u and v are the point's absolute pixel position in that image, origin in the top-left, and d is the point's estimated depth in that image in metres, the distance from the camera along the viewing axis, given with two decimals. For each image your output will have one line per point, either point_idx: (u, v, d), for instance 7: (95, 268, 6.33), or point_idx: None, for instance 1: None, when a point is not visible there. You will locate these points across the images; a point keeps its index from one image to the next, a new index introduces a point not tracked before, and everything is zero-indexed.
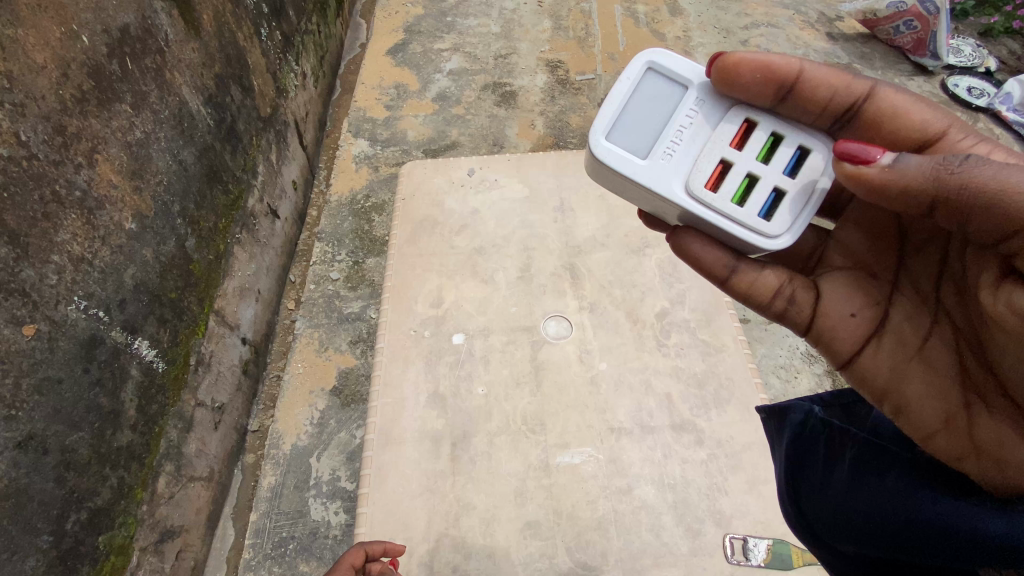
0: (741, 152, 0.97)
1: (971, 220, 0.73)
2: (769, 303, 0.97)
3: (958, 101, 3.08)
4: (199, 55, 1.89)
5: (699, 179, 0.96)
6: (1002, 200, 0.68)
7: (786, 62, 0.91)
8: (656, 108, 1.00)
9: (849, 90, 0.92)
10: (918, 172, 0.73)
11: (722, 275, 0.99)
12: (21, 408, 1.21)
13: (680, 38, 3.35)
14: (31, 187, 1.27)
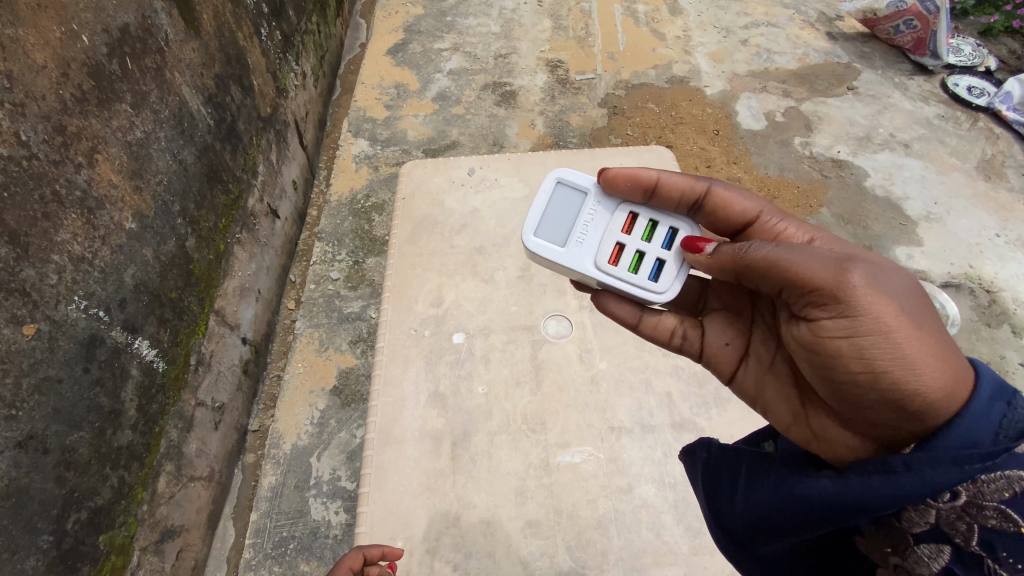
0: (631, 234, 1.15)
1: (760, 283, 0.95)
2: (671, 338, 1.17)
3: (959, 100, 3.08)
4: (200, 55, 1.89)
5: (605, 258, 1.13)
6: (766, 273, 0.91)
7: (645, 174, 1.09)
8: (564, 207, 1.18)
9: (691, 191, 1.09)
10: (721, 258, 0.98)
11: (633, 321, 1.17)
12: (22, 408, 1.21)
13: (680, 38, 3.35)
14: (31, 187, 1.27)
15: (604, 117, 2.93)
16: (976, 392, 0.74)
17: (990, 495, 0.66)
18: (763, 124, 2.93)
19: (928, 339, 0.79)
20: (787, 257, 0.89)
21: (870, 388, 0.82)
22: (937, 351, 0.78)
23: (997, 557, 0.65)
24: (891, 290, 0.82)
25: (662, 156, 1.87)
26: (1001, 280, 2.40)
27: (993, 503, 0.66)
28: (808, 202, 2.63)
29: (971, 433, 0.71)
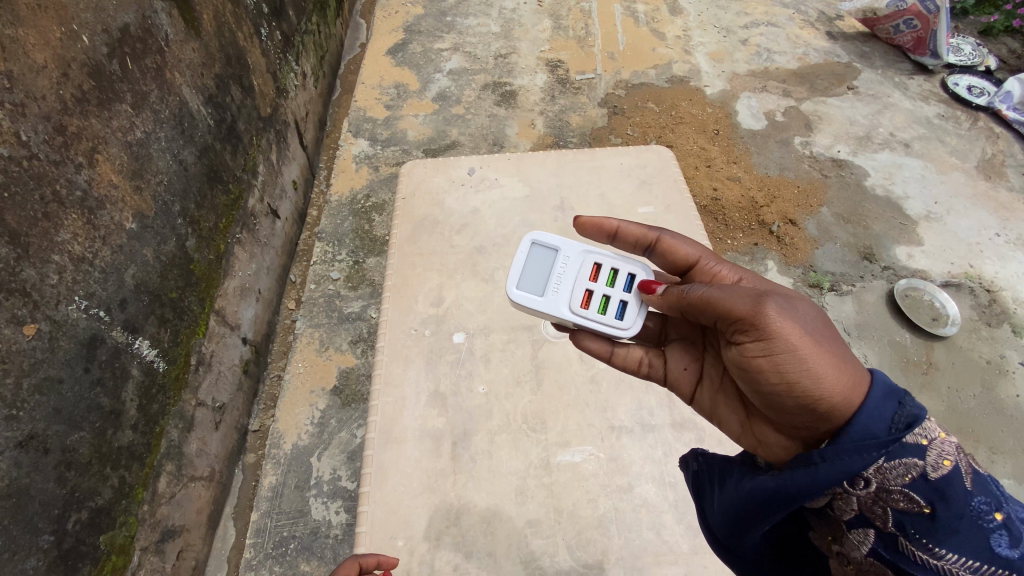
0: (599, 280, 1.17)
1: (694, 315, 0.97)
2: (636, 367, 1.13)
3: (958, 100, 3.08)
4: (200, 55, 1.89)
5: (576, 303, 1.15)
6: (696, 307, 0.94)
7: (605, 222, 1.14)
8: (539, 259, 1.20)
9: (640, 239, 1.14)
10: (668, 302, 1.01)
11: (604, 353, 1.14)
12: (22, 408, 1.21)
13: (680, 38, 3.35)
14: (31, 187, 1.27)
15: (604, 117, 2.93)
16: (874, 395, 0.75)
17: (895, 477, 0.70)
18: (763, 123, 2.93)
19: (830, 351, 0.81)
20: (709, 293, 0.92)
21: (786, 404, 0.83)
22: (838, 361, 0.80)
23: (907, 535, 0.69)
24: (798, 316, 0.85)
25: (661, 156, 1.87)
26: (1001, 280, 2.40)
27: (898, 485, 0.70)
28: (808, 201, 2.63)
29: (868, 423, 0.73)
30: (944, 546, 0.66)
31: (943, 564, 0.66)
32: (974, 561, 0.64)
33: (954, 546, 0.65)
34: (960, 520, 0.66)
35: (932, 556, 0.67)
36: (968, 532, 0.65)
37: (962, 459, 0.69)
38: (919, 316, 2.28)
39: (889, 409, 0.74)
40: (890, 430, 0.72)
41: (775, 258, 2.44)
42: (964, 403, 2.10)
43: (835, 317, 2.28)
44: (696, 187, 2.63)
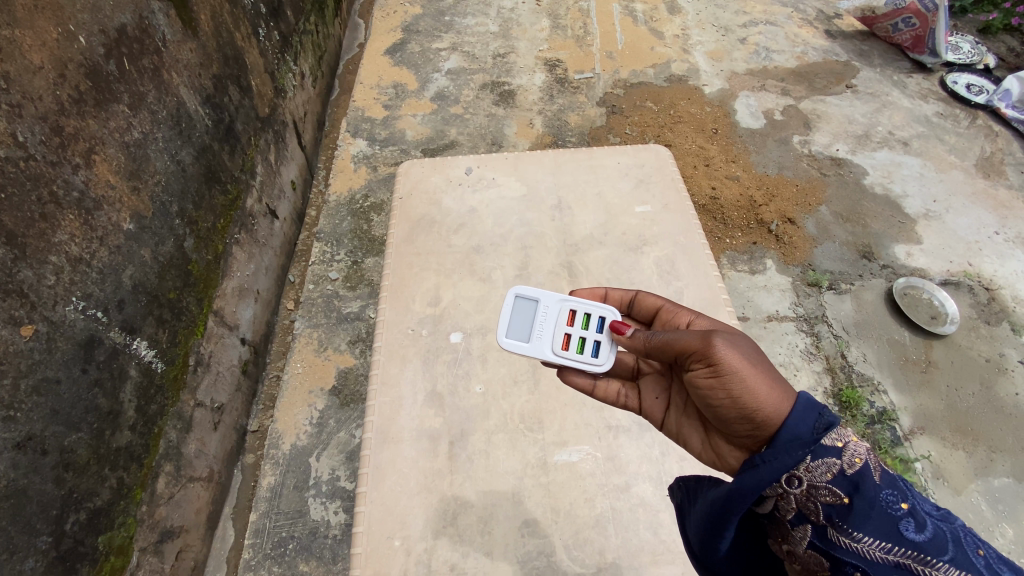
0: (578, 322, 1.16)
1: (653, 354, 0.99)
2: (615, 402, 1.13)
3: (958, 98, 3.07)
4: (197, 55, 1.89)
5: (555, 345, 1.14)
6: (656, 348, 0.96)
7: (592, 291, 1.23)
8: (525, 308, 1.19)
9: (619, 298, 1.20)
10: (631, 345, 1.03)
11: (587, 386, 1.15)
12: (20, 409, 1.21)
13: (678, 37, 3.35)
14: (29, 188, 1.27)
15: (603, 116, 2.93)
16: (800, 402, 0.80)
17: (819, 474, 0.74)
18: (761, 122, 2.93)
19: (762, 366, 0.86)
20: (661, 334, 0.96)
21: (732, 421, 0.87)
22: (770, 374, 0.85)
23: (831, 527, 0.71)
24: (737, 344, 0.89)
25: (659, 155, 1.86)
26: (1000, 278, 2.40)
27: (820, 479, 0.74)
28: (807, 200, 2.62)
29: (795, 426, 0.78)
30: (863, 531, 0.69)
31: (863, 551, 0.68)
32: (887, 544, 0.67)
33: (869, 530, 0.68)
34: (873, 507, 0.69)
35: (854, 544, 0.69)
36: (881, 518, 0.68)
37: (872, 458, 0.74)
38: (918, 314, 2.27)
39: (813, 413, 0.79)
40: (814, 431, 0.77)
41: (773, 257, 2.43)
42: (963, 402, 2.10)
43: (833, 316, 2.28)
44: (695, 186, 2.63)
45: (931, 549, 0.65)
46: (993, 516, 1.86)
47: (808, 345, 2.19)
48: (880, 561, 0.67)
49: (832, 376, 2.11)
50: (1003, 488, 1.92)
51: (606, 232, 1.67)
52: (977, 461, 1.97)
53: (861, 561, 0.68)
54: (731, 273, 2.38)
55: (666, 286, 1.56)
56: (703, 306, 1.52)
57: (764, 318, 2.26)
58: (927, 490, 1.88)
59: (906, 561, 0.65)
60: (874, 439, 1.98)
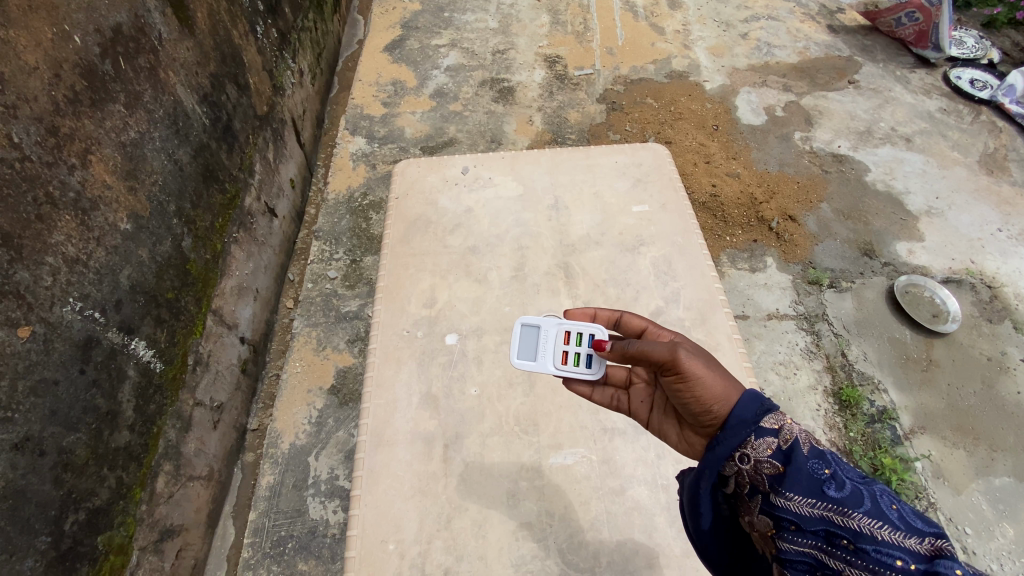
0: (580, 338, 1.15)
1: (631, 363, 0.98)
2: (609, 405, 1.12)
3: (961, 93, 3.05)
4: (194, 54, 1.88)
5: (557, 357, 1.14)
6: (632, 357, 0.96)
7: (585, 310, 1.22)
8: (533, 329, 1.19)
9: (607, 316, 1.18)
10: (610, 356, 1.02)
11: (586, 391, 1.15)
12: (17, 411, 1.21)
13: (679, 32, 3.33)
14: (24, 189, 1.27)
15: (602, 113, 2.91)
16: (747, 393, 0.81)
17: (761, 449, 0.74)
18: (762, 119, 2.90)
19: (719, 369, 0.87)
20: (635, 345, 0.95)
21: (696, 419, 0.88)
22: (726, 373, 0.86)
23: (767, 491, 0.71)
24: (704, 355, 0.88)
25: (657, 154, 1.85)
26: (1002, 276, 2.38)
27: (760, 452, 0.74)
28: (808, 198, 2.61)
29: (740, 412, 0.79)
30: (794, 492, 0.69)
31: (796, 509, 0.68)
32: (815, 501, 0.67)
33: (800, 490, 0.69)
34: (802, 471, 0.70)
35: (787, 503, 0.69)
36: (807, 478, 0.69)
37: (802, 434, 0.74)
38: (920, 312, 2.26)
39: (756, 401, 0.80)
40: (754, 414, 0.78)
41: (774, 255, 2.42)
42: (964, 401, 2.08)
43: (834, 315, 2.27)
44: (695, 183, 2.61)
45: (852, 503, 0.65)
46: (994, 515, 1.85)
47: (808, 344, 2.18)
48: (808, 515, 0.68)
49: (832, 374, 2.10)
50: (1004, 488, 1.91)
51: (603, 232, 1.66)
52: (978, 460, 1.96)
53: (795, 519, 0.68)
54: (731, 271, 2.37)
55: (664, 286, 1.55)
56: (701, 307, 1.52)
57: (763, 317, 2.25)
58: (927, 489, 1.88)
59: (829, 514, 0.66)
60: (875, 438, 1.97)
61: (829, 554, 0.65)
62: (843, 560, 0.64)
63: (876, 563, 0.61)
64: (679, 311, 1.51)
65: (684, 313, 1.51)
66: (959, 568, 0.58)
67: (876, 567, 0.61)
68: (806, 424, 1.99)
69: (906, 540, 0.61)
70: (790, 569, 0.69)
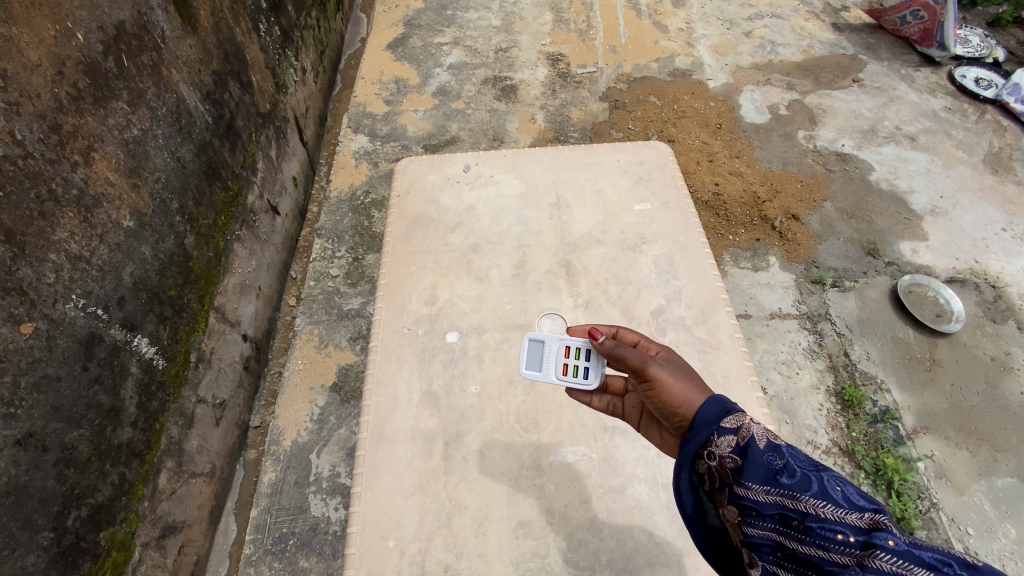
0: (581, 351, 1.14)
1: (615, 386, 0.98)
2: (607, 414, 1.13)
3: (966, 92, 3.03)
4: (197, 51, 1.88)
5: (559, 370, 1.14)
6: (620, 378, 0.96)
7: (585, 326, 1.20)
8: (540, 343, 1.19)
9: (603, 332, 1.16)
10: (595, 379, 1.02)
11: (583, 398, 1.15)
12: (20, 407, 1.22)
13: (683, 30, 3.32)
14: (28, 186, 1.27)
15: (605, 111, 2.90)
16: (712, 398, 0.83)
17: (723, 446, 0.76)
18: (766, 117, 2.89)
19: (690, 381, 0.89)
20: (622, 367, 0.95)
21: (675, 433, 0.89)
22: (696, 384, 0.88)
23: (731, 483, 0.73)
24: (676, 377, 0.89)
25: (659, 153, 1.85)
26: (1006, 276, 2.37)
27: (722, 447, 0.76)
28: (811, 196, 2.59)
29: (704, 414, 0.81)
30: (751, 481, 0.70)
31: (754, 495, 0.70)
32: (769, 487, 0.69)
33: (756, 478, 0.70)
34: (756, 460, 0.71)
35: (746, 491, 0.71)
36: (762, 466, 0.71)
37: (760, 430, 0.75)
38: (923, 311, 2.25)
39: (720, 405, 0.82)
40: (717, 415, 0.80)
41: (776, 254, 2.41)
42: (967, 401, 2.08)
43: (836, 314, 2.26)
44: (697, 182, 2.61)
45: (801, 486, 0.68)
46: (996, 516, 1.84)
47: (811, 343, 2.18)
48: (765, 501, 0.69)
49: (835, 373, 2.10)
50: (1007, 488, 1.90)
51: (605, 230, 1.66)
52: (981, 461, 1.95)
53: (754, 505, 0.70)
54: (733, 270, 2.36)
55: (665, 285, 1.55)
56: (702, 306, 1.51)
57: (766, 316, 2.24)
58: (929, 490, 1.87)
59: (782, 498, 0.68)
60: (877, 438, 1.96)
61: (785, 536, 0.67)
62: (795, 540, 0.66)
63: (821, 540, 0.63)
64: (680, 310, 1.51)
65: (685, 312, 1.50)
66: (895, 540, 0.60)
67: (822, 544, 0.63)
68: (809, 423, 1.99)
69: (847, 516, 0.64)
70: (755, 554, 0.70)
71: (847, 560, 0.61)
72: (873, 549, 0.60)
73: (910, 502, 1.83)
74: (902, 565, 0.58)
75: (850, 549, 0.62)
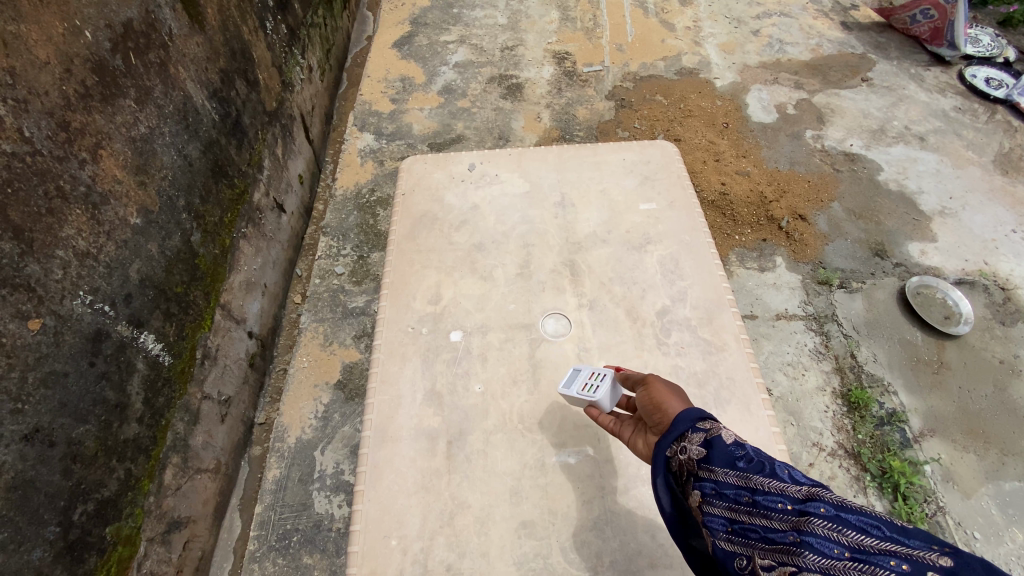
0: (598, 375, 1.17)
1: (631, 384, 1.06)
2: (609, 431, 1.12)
3: (977, 92, 3.00)
4: (204, 49, 1.89)
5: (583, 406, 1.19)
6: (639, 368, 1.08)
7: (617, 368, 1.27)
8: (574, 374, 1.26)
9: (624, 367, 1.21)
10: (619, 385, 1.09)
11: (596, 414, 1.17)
12: (27, 402, 1.23)
13: (690, 29, 3.30)
14: (36, 182, 1.28)
15: (611, 110, 2.89)
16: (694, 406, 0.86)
17: (694, 441, 0.79)
18: (773, 117, 2.87)
19: (677, 393, 0.95)
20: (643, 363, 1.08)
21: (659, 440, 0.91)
22: (682, 394, 0.95)
23: (697, 471, 0.76)
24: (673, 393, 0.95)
25: (664, 152, 1.84)
26: (1016, 277, 2.35)
27: (693, 442, 0.79)
28: (819, 197, 2.58)
29: (686, 416, 0.84)
30: (714, 464, 0.74)
31: (714, 476, 0.73)
32: (728, 469, 0.72)
33: (717, 461, 0.73)
34: (719, 447, 0.75)
35: (709, 474, 0.74)
36: (723, 452, 0.74)
37: (729, 431, 0.78)
38: (931, 314, 2.23)
39: (699, 412, 0.84)
40: (694, 416, 0.83)
41: (783, 255, 2.40)
42: (974, 403, 2.06)
43: (843, 315, 2.25)
44: (704, 181, 2.59)
45: (754, 468, 0.70)
46: (1003, 520, 1.82)
47: (817, 345, 2.16)
48: (723, 480, 0.72)
49: (841, 375, 2.09)
50: (1015, 492, 1.88)
51: (609, 230, 1.65)
52: (988, 464, 1.93)
53: (714, 484, 0.72)
54: (739, 271, 2.35)
55: (670, 285, 1.54)
56: (708, 306, 1.51)
57: (772, 316, 2.23)
58: (936, 493, 1.86)
59: (737, 478, 0.71)
60: (884, 441, 1.94)
61: (736, 511, 0.69)
62: (745, 513, 0.68)
63: (765, 509, 0.66)
64: (685, 311, 1.50)
65: (690, 312, 1.50)
66: (827, 506, 0.63)
67: (766, 513, 0.66)
68: (814, 425, 1.98)
69: (788, 488, 0.67)
70: (710, 532, 0.72)
71: (786, 526, 0.63)
72: (808, 516, 0.62)
73: (917, 505, 1.81)
74: (833, 528, 0.60)
75: (788, 516, 0.64)
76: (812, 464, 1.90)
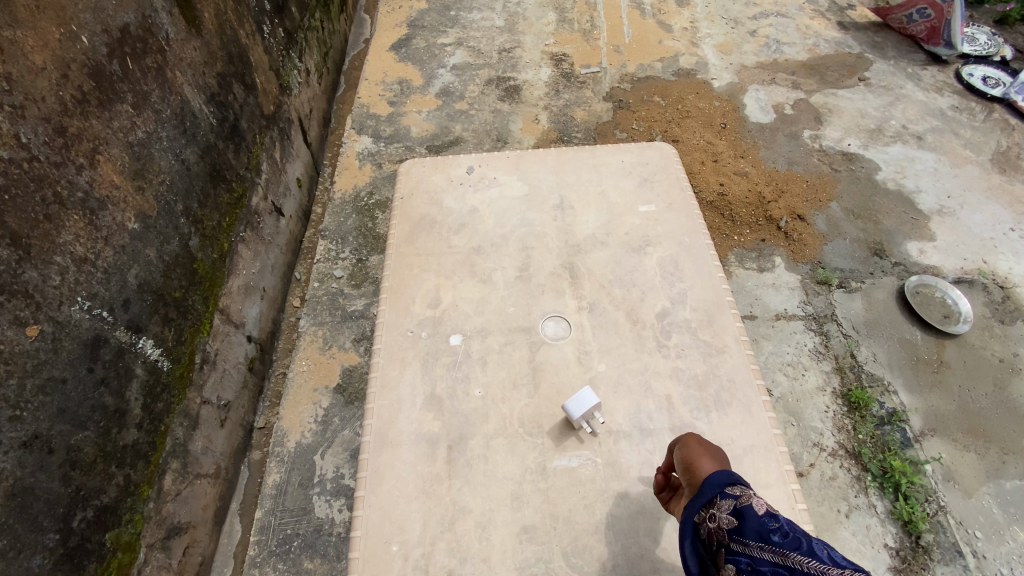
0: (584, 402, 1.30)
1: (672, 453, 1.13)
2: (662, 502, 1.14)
3: (973, 91, 3.00)
4: (201, 53, 1.89)
5: (597, 416, 1.32)
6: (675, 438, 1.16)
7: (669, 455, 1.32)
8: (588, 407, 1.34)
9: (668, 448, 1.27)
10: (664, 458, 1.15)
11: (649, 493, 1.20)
12: (26, 409, 1.22)
13: (687, 29, 3.31)
14: (32, 189, 1.28)
15: (609, 111, 2.89)
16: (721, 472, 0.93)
17: (724, 510, 0.85)
18: (771, 117, 2.87)
19: (714, 459, 1.02)
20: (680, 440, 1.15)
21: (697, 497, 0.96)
22: (713, 453, 1.03)
23: (729, 542, 0.81)
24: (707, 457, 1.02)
25: (663, 154, 1.84)
26: (1015, 276, 2.35)
27: (724, 510, 0.85)
28: (817, 197, 2.58)
29: (712, 482, 0.92)
30: (747, 538, 0.78)
31: (750, 552, 0.77)
32: (763, 544, 0.76)
33: (751, 535, 0.78)
34: (753, 518, 0.79)
35: (743, 548, 0.78)
36: (756, 524, 0.79)
37: (759, 501, 0.83)
38: (931, 313, 2.23)
39: (727, 477, 0.91)
40: (723, 482, 0.89)
41: (782, 255, 2.39)
42: (975, 402, 2.06)
43: (843, 315, 2.25)
44: (702, 182, 2.59)
45: (791, 545, 0.74)
46: (1005, 519, 1.82)
47: (817, 345, 2.16)
48: (758, 556, 0.76)
49: (841, 375, 2.08)
50: (1016, 491, 1.88)
51: (608, 233, 1.65)
52: (989, 463, 1.93)
53: (749, 560, 0.77)
54: (739, 272, 2.35)
55: (670, 287, 1.54)
56: (707, 308, 1.51)
57: (772, 317, 2.23)
58: (937, 493, 1.85)
59: (774, 555, 0.74)
60: (885, 441, 1.94)
61: None
62: None
63: None
64: (685, 313, 1.50)
65: (690, 314, 1.49)
66: None
67: None
68: (815, 425, 1.98)
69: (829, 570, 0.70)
70: None
71: None
72: None
73: (918, 505, 1.81)
74: None
75: None
76: (813, 464, 1.90)
